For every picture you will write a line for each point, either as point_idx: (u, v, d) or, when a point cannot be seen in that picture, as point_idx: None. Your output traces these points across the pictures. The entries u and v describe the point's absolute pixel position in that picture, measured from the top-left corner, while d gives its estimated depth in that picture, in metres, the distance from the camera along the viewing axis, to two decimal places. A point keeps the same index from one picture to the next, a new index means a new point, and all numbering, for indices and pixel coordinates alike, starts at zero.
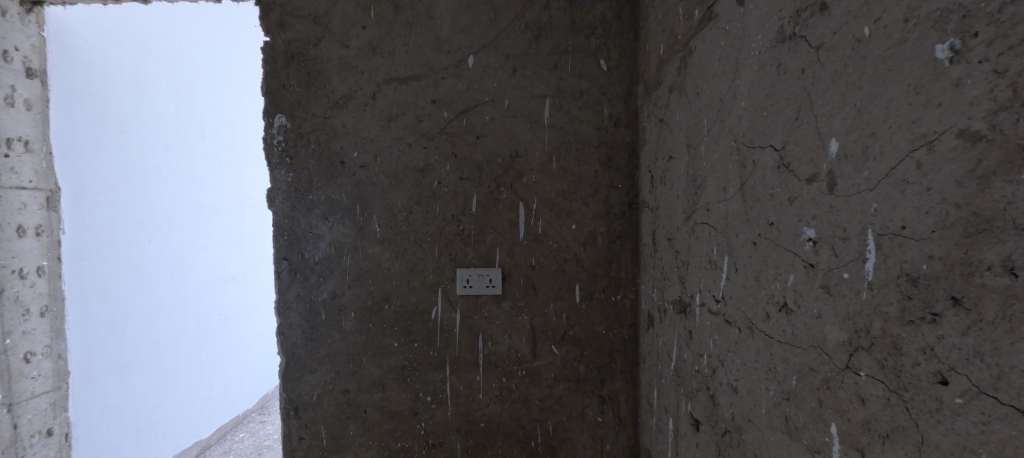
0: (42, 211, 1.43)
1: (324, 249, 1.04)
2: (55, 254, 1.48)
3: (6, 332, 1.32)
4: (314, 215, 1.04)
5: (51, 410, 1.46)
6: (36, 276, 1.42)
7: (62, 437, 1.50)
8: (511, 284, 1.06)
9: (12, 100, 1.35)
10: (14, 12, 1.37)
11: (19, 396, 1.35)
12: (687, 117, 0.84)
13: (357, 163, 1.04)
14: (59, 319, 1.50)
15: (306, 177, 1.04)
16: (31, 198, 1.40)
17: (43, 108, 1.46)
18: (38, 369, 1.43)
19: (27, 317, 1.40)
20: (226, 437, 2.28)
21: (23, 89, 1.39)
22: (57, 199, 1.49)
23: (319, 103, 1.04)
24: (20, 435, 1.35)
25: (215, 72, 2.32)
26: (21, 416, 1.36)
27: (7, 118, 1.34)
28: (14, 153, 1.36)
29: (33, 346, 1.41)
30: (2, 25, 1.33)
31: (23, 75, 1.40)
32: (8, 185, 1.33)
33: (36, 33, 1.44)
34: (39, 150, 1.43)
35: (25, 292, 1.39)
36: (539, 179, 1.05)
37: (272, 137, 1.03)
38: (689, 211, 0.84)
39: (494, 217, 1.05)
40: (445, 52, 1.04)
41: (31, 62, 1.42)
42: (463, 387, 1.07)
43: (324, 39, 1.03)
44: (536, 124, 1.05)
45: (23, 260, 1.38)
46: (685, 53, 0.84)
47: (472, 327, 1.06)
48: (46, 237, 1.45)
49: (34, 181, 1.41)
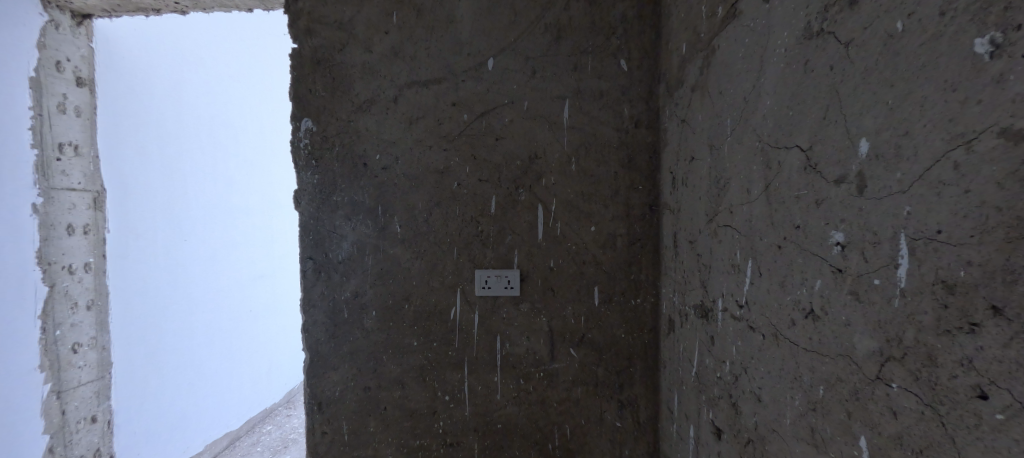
0: (89, 211, 1.51)
1: (347, 249, 1.07)
2: (101, 251, 1.56)
3: (55, 323, 1.40)
4: (338, 215, 1.07)
5: (95, 398, 1.54)
6: (84, 271, 1.50)
7: (104, 424, 1.57)
8: (529, 285, 1.05)
9: (63, 107, 1.44)
10: (67, 25, 1.45)
11: (66, 384, 1.43)
12: (710, 117, 0.82)
13: (379, 165, 1.06)
14: (104, 313, 1.57)
15: (330, 178, 1.06)
16: (80, 199, 1.48)
17: (92, 114, 1.54)
18: (84, 359, 1.50)
19: (75, 309, 1.47)
20: (255, 428, 2.38)
21: (73, 96, 1.47)
22: (103, 200, 1.57)
23: (343, 107, 1.06)
24: (67, 421, 1.43)
25: None
26: (68, 403, 1.44)
27: (60, 124, 1.42)
28: (65, 157, 1.43)
29: (80, 338, 1.49)
30: (56, 37, 1.41)
31: (74, 84, 1.48)
32: (59, 186, 1.41)
33: (86, 44, 1.52)
34: (87, 154, 1.51)
35: (73, 287, 1.46)
36: (558, 180, 1.04)
37: (299, 141, 1.06)
38: (710, 214, 0.82)
39: (513, 218, 1.05)
40: (464, 55, 1.05)
41: (81, 72, 1.50)
42: (481, 387, 1.07)
43: (348, 45, 1.06)
44: (555, 125, 1.04)
45: (71, 257, 1.46)
46: (708, 51, 0.82)
47: (490, 328, 1.06)
48: (93, 235, 1.53)
49: (83, 182, 1.49)
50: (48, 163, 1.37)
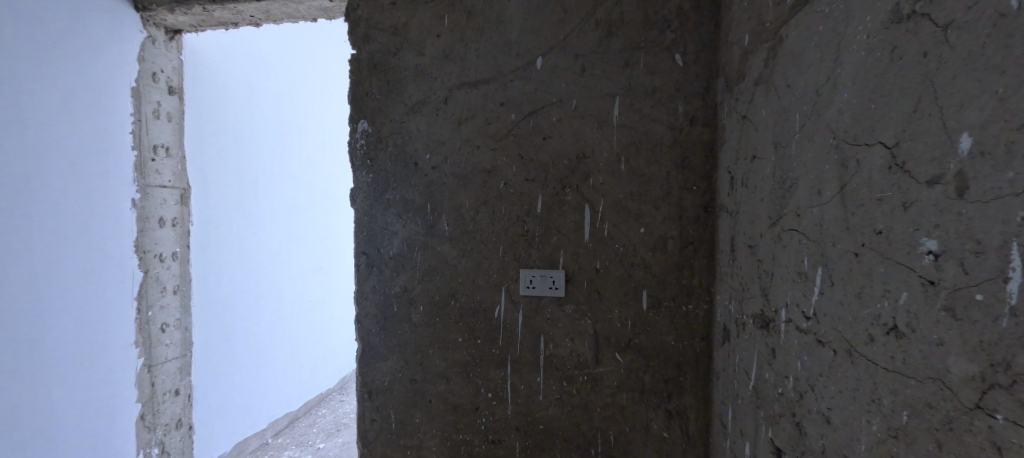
0: (176, 206, 1.66)
1: (398, 245, 1.11)
2: (186, 242, 1.72)
3: (148, 304, 1.56)
4: (389, 213, 1.11)
5: (180, 373, 1.69)
6: (171, 260, 1.65)
7: (185, 397, 1.72)
8: (575, 287, 1.03)
9: (157, 113, 1.59)
10: (162, 40, 1.61)
11: (155, 359, 1.59)
12: (775, 113, 0.76)
13: (429, 164, 1.09)
14: (187, 297, 1.73)
15: (383, 177, 1.11)
16: (169, 195, 1.64)
17: (181, 120, 1.69)
18: (170, 338, 1.66)
19: (164, 292, 1.63)
20: (311, 411, 2.59)
21: (166, 104, 1.62)
22: (188, 196, 1.72)
23: (396, 109, 1.10)
24: (155, 392, 1.58)
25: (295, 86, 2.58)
26: (157, 376, 1.60)
27: (154, 129, 1.57)
28: (158, 157, 1.59)
29: (167, 318, 1.64)
30: (152, 51, 1.56)
31: (167, 92, 1.63)
32: (152, 184, 1.57)
33: (177, 57, 1.67)
34: (177, 155, 1.66)
35: (163, 273, 1.62)
36: (607, 180, 1.02)
37: (355, 141, 1.12)
38: (773, 217, 0.77)
39: (559, 219, 1.03)
40: (513, 55, 1.05)
41: (173, 81, 1.65)
42: (523, 387, 1.06)
43: (402, 49, 1.09)
44: (604, 123, 1.01)
45: (162, 246, 1.61)
46: (774, 42, 0.77)
47: (534, 328, 1.05)
48: (180, 227, 1.69)
49: (172, 180, 1.65)
50: (144, 163, 1.53)
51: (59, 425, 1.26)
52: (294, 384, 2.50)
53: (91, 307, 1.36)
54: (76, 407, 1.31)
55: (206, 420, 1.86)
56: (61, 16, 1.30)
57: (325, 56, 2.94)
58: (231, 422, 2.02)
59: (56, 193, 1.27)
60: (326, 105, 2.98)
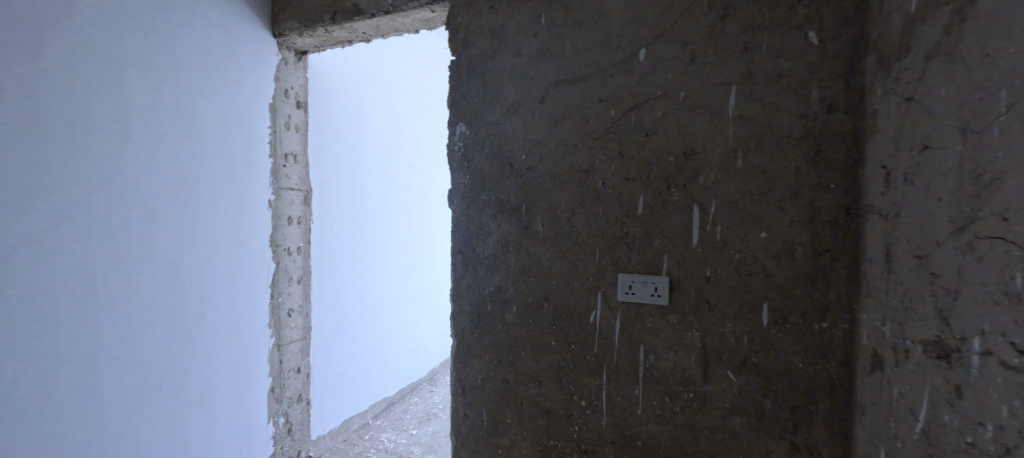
0: (300, 206, 1.89)
1: (493, 245, 1.12)
2: (307, 238, 1.94)
3: (279, 291, 1.78)
4: (485, 213, 1.13)
5: (302, 353, 1.92)
6: (296, 253, 1.87)
7: (305, 375, 1.94)
8: (681, 295, 0.95)
9: (289, 125, 1.81)
10: (293, 60, 1.83)
11: (284, 339, 1.81)
12: (956, 93, 0.62)
13: (524, 165, 1.08)
14: (308, 286, 1.95)
15: (480, 178, 1.13)
16: (295, 196, 1.86)
17: (305, 130, 1.91)
18: (295, 322, 1.88)
19: (291, 282, 1.85)
20: (405, 398, 2.79)
21: (294, 116, 1.85)
22: (309, 197, 1.93)
23: (493, 111, 1.11)
24: (283, 368, 1.81)
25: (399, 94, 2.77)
26: (284, 354, 1.82)
27: (286, 138, 1.80)
28: (288, 164, 1.81)
29: (293, 304, 1.86)
30: (285, 71, 1.79)
31: (295, 106, 1.85)
32: (284, 187, 1.79)
33: (303, 74, 1.89)
34: (301, 161, 1.89)
35: (290, 265, 1.84)
36: (721, 178, 0.92)
37: (454, 144, 1.16)
38: (954, 221, 0.62)
39: (664, 221, 0.96)
40: (614, 48, 1.00)
41: (300, 96, 1.87)
42: (620, 398, 1.01)
43: (499, 51, 1.10)
44: (719, 116, 0.92)
45: (290, 241, 1.83)
46: (956, 5, 0.62)
47: (633, 337, 0.99)
48: (303, 225, 1.90)
49: (297, 184, 1.87)
50: (278, 169, 1.75)
51: (215, 399, 1.47)
52: (391, 371, 2.71)
53: (238, 298, 1.57)
54: (226, 385, 1.52)
55: (320, 398, 2.08)
56: (218, 44, 1.49)
57: (426, 65, 3.11)
58: (341, 401, 2.24)
59: (217, 200, 1.48)
60: (428, 111, 3.15)
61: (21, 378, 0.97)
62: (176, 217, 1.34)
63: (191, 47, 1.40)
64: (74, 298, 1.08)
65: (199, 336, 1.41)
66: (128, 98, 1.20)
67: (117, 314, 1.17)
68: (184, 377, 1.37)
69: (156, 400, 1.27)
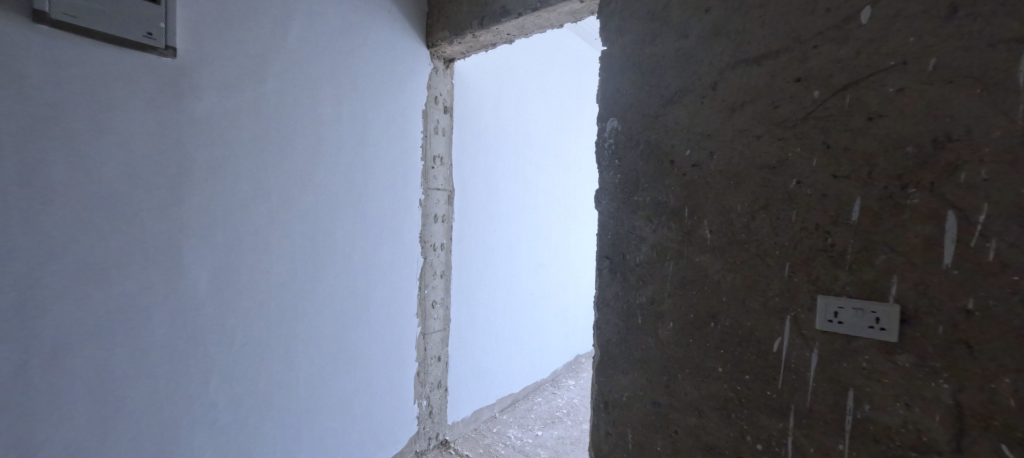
0: (444, 205, 2.01)
1: (647, 252, 1.01)
2: (449, 236, 2.06)
3: (425, 284, 1.92)
4: (638, 216, 1.03)
5: (442, 343, 2.06)
6: (440, 250, 2.00)
7: (443, 363, 2.08)
8: (918, 331, 0.72)
9: (437, 130, 1.94)
10: (441, 68, 1.95)
11: (428, 329, 1.96)
12: None
13: (689, 162, 0.95)
14: (448, 280, 2.08)
15: (634, 178, 1.03)
16: (441, 196, 1.99)
17: (451, 134, 2.03)
18: (437, 314, 2.01)
19: (435, 276, 1.99)
20: (529, 396, 2.82)
21: (442, 121, 1.97)
22: (452, 197, 2.06)
23: (652, 102, 1.00)
24: (426, 355, 1.96)
25: (537, 93, 2.77)
26: (428, 343, 1.97)
27: (435, 142, 1.93)
28: (436, 166, 1.94)
29: (436, 297, 2.00)
30: (436, 79, 1.92)
31: (443, 112, 1.98)
32: (432, 187, 1.93)
33: (450, 81, 2.01)
34: (446, 163, 2.01)
35: (435, 260, 1.98)
36: (997, 174, 0.66)
37: (604, 141, 1.09)
38: None
39: (894, 231, 0.73)
40: (819, 13, 0.80)
41: (447, 102, 2.00)
42: (813, 451, 0.81)
43: (661, 34, 0.99)
44: (997, 86, 0.66)
45: (435, 238, 1.97)
46: None
47: (836, 376, 0.79)
48: (446, 223, 2.03)
49: (443, 184, 2.00)
50: (427, 171, 1.89)
51: (373, 376, 1.66)
52: (519, 368, 2.76)
53: (395, 288, 1.75)
54: (382, 365, 1.72)
55: (457, 387, 2.20)
56: (387, 58, 1.67)
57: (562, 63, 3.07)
58: (473, 392, 2.34)
59: (382, 201, 1.66)
60: (564, 109, 3.11)
61: (244, 340, 1.22)
62: (352, 214, 1.53)
63: (368, 64, 1.59)
64: (280, 279, 1.30)
65: (365, 320, 1.61)
66: (321, 110, 1.42)
67: (308, 295, 1.39)
68: (353, 354, 1.57)
69: (331, 371, 1.48)
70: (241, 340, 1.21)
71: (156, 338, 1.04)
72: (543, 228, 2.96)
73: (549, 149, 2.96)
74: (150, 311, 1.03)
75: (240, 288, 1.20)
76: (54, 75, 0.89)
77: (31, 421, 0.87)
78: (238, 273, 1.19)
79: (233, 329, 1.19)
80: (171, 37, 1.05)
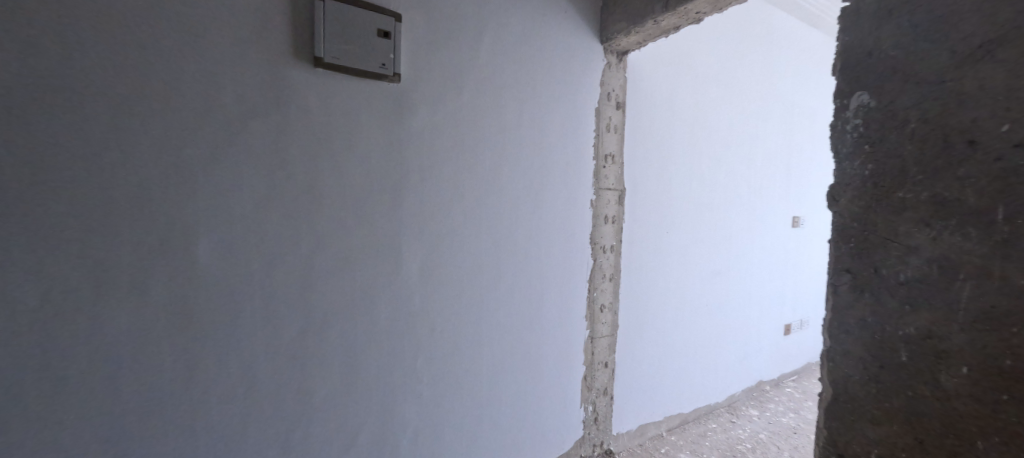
0: (615, 206, 1.93)
1: (918, 264, 0.83)
2: (619, 237, 1.97)
3: (593, 287, 1.88)
4: (902, 218, 0.85)
5: (608, 348, 1.99)
6: (609, 252, 1.93)
7: (609, 369, 2.01)
8: None
9: (608, 127, 1.87)
10: (614, 62, 1.87)
11: (596, 333, 1.92)
12: None
13: (998, 147, 0.73)
14: (617, 284, 1.99)
15: (896, 168, 0.86)
16: (611, 196, 1.91)
17: (622, 130, 1.93)
18: (604, 318, 1.95)
19: (603, 279, 1.92)
20: (702, 419, 2.51)
21: (614, 117, 1.89)
22: (622, 197, 1.96)
23: (931, 69, 0.81)
24: (593, 359, 1.92)
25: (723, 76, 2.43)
26: (595, 347, 1.93)
27: (606, 140, 1.86)
28: (607, 165, 1.87)
29: (603, 301, 1.94)
30: (608, 74, 1.84)
31: (615, 107, 1.89)
32: (602, 187, 1.87)
33: (622, 74, 1.90)
34: (617, 161, 1.92)
35: (604, 263, 1.91)
36: None
37: (847, 122, 0.94)
38: None
39: None
40: None
41: (619, 97, 1.90)
42: None
43: None
44: None
45: (605, 240, 1.90)
46: None
47: None
48: (616, 224, 1.95)
49: (613, 184, 1.91)
50: (598, 170, 1.84)
51: (544, 369, 1.74)
52: (691, 387, 2.48)
53: (565, 286, 1.78)
54: (552, 361, 1.77)
55: (623, 396, 2.09)
56: (564, 58, 1.69)
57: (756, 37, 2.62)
58: (640, 404, 2.20)
59: (556, 200, 1.71)
60: (757, 91, 2.64)
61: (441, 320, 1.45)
62: (529, 213, 1.63)
63: (548, 67, 1.64)
64: (468, 268, 1.50)
65: (537, 313, 1.70)
66: (505, 117, 1.54)
67: (490, 284, 1.56)
68: (527, 344, 1.68)
69: (507, 355, 1.63)
70: (435, 315, 1.45)
71: (378, 304, 1.33)
72: (727, 231, 2.57)
73: (737, 139, 2.56)
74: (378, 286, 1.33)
75: (433, 271, 1.43)
76: (327, 104, 1.21)
77: (310, 352, 1.23)
78: (437, 257, 1.43)
79: (429, 305, 1.43)
80: (398, 65, 1.30)
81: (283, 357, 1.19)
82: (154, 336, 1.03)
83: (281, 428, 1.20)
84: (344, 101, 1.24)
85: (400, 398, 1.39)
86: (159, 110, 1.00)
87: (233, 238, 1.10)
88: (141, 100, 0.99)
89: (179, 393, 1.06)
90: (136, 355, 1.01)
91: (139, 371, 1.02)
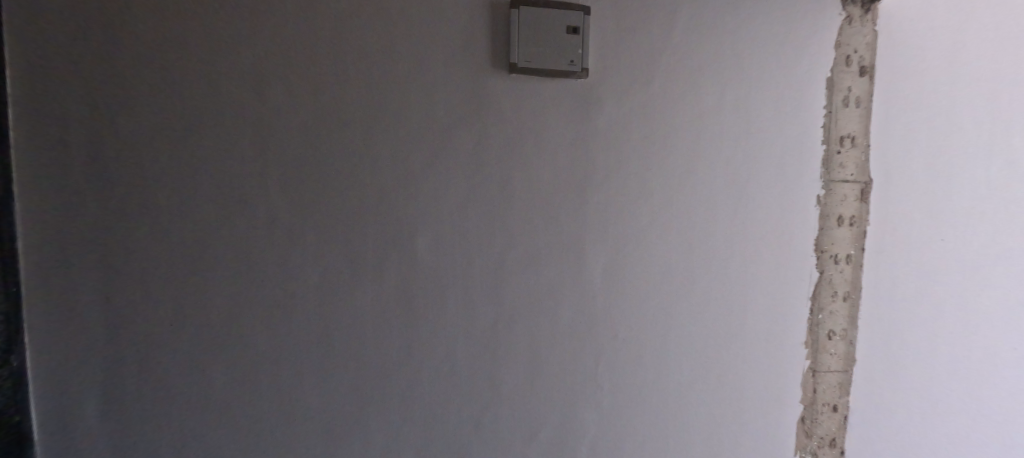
0: (856, 203, 1.49)
1: None
2: (862, 245, 1.50)
3: (817, 307, 1.50)
4: None
5: (840, 389, 1.55)
6: (845, 263, 1.50)
7: (841, 416, 1.56)
8: None
9: (847, 101, 1.45)
10: (858, 15, 1.44)
11: (820, 366, 1.52)
12: None
13: None
14: (856, 307, 1.52)
15: None
16: (850, 191, 1.48)
17: (871, 102, 1.47)
18: (834, 348, 1.53)
19: (834, 298, 1.51)
20: None
21: (856, 88, 1.46)
22: (869, 191, 1.49)
23: None
24: (814, 399, 1.53)
25: None
26: (818, 384, 1.53)
27: (842, 118, 1.45)
28: (844, 149, 1.46)
29: (833, 327, 1.53)
30: (846, 32, 1.44)
31: (858, 75, 1.46)
32: (835, 179, 1.47)
33: (871, 28, 1.45)
34: (862, 144, 1.48)
35: (835, 276, 1.50)
36: None
37: None
38: None
39: None
40: None
41: (864, 60, 1.46)
42: None
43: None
44: None
45: (837, 247, 1.49)
46: None
47: None
48: (857, 227, 1.50)
49: (854, 174, 1.48)
50: (830, 156, 1.45)
51: (744, 399, 1.47)
52: None
53: (778, 303, 1.46)
54: (758, 391, 1.48)
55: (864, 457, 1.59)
56: (782, 22, 1.39)
57: None
58: None
59: (769, 195, 1.42)
60: None
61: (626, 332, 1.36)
62: (730, 212, 1.40)
63: (760, 38, 1.38)
64: (653, 268, 1.37)
65: (738, 332, 1.44)
66: (703, 102, 1.35)
67: (677, 288, 1.39)
68: (719, 364, 1.44)
69: (694, 373, 1.43)
70: (616, 316, 1.35)
71: (563, 303, 1.32)
72: None
73: None
74: (562, 286, 1.32)
75: (617, 268, 1.34)
76: (520, 108, 1.26)
77: (500, 346, 1.30)
78: (620, 260, 1.34)
79: (612, 303, 1.35)
80: (585, 59, 1.27)
81: (478, 349, 1.28)
82: (387, 323, 1.23)
83: (478, 414, 1.30)
84: (534, 96, 1.27)
85: (582, 405, 1.36)
86: (390, 132, 1.20)
87: (438, 237, 1.24)
88: (378, 124, 1.20)
89: (401, 371, 1.25)
90: (374, 336, 1.23)
91: (376, 351, 1.23)
